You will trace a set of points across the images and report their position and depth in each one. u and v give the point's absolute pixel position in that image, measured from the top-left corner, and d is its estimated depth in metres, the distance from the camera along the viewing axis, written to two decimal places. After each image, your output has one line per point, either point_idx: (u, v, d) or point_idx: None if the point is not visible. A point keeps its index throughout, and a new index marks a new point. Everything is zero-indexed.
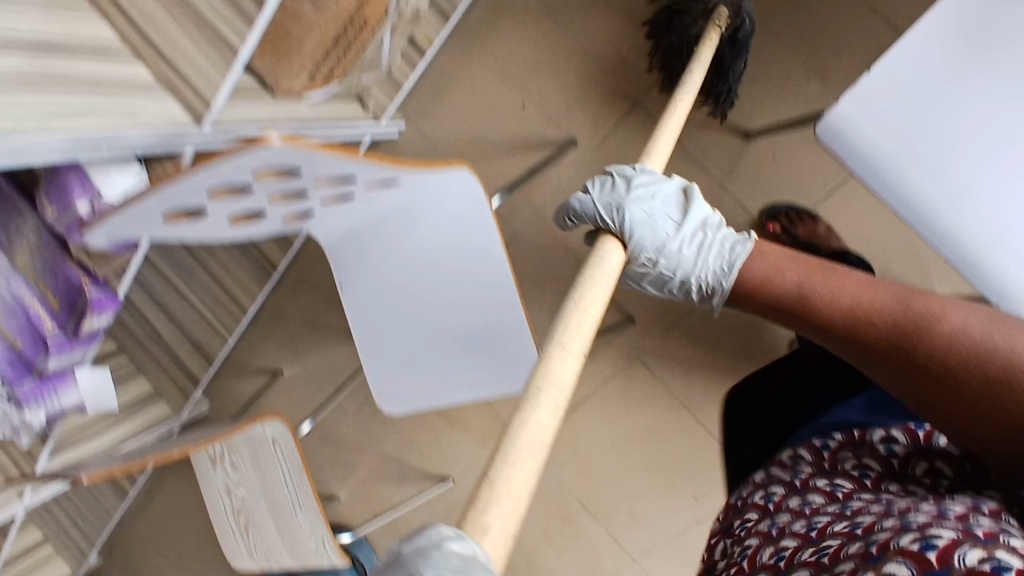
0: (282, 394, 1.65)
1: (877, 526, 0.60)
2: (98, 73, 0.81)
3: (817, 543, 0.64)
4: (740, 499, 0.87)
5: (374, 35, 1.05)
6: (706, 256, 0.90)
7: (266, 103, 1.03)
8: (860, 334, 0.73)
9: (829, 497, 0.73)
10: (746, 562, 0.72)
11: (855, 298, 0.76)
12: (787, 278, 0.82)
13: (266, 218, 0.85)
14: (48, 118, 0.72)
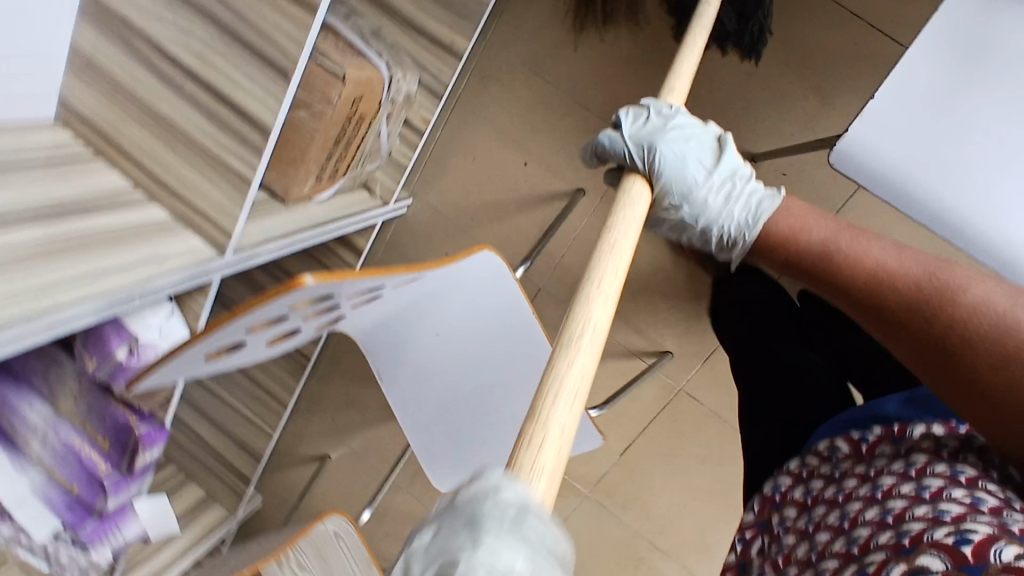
0: (332, 478, 1.64)
1: (910, 515, 0.63)
2: (118, 226, 0.83)
3: (851, 537, 0.67)
4: (773, 491, 0.86)
5: (371, 127, 1.07)
6: (732, 205, 0.81)
7: (278, 213, 1.04)
8: (882, 294, 0.74)
9: (861, 479, 0.74)
10: (783, 558, 0.74)
11: (881, 263, 0.76)
12: (810, 235, 0.80)
13: (300, 332, 0.85)
14: (80, 284, 0.74)
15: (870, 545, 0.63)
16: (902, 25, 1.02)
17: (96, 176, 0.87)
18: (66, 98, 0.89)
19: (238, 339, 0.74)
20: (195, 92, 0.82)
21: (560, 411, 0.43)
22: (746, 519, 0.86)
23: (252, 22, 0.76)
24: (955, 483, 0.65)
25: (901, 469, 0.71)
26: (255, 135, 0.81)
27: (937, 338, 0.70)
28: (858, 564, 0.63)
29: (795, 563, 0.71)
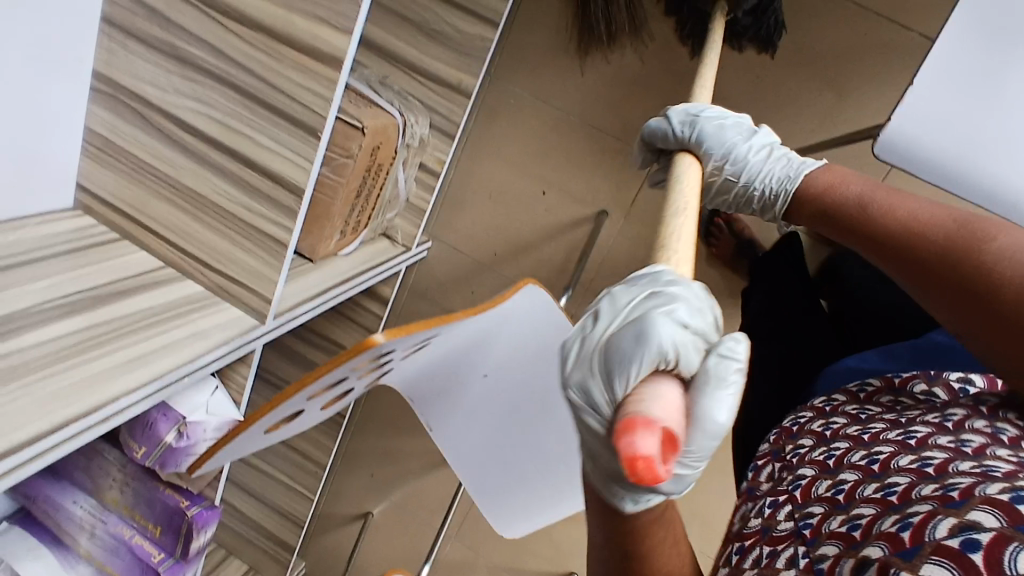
0: (375, 536, 1.59)
1: (954, 469, 0.49)
2: (156, 305, 0.81)
3: (882, 479, 0.53)
4: (793, 423, 0.72)
5: (390, 174, 1.07)
6: (774, 164, 0.75)
7: (311, 273, 1.03)
8: (918, 241, 0.61)
9: (891, 424, 0.61)
10: (799, 491, 0.58)
11: (928, 209, 0.63)
12: (849, 188, 0.70)
13: (354, 390, 0.82)
14: (127, 369, 0.71)
15: (909, 491, 0.49)
16: (910, 11, 1.01)
17: (126, 257, 0.85)
18: (85, 182, 0.87)
19: (300, 409, 0.73)
20: (220, 160, 0.80)
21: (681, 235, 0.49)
22: (761, 450, 0.72)
23: (275, 84, 0.74)
24: (999, 443, 0.53)
25: (937, 421, 0.59)
26: (288, 197, 0.78)
27: (969, 283, 0.56)
28: (893, 511, 0.48)
29: (811, 498, 0.56)
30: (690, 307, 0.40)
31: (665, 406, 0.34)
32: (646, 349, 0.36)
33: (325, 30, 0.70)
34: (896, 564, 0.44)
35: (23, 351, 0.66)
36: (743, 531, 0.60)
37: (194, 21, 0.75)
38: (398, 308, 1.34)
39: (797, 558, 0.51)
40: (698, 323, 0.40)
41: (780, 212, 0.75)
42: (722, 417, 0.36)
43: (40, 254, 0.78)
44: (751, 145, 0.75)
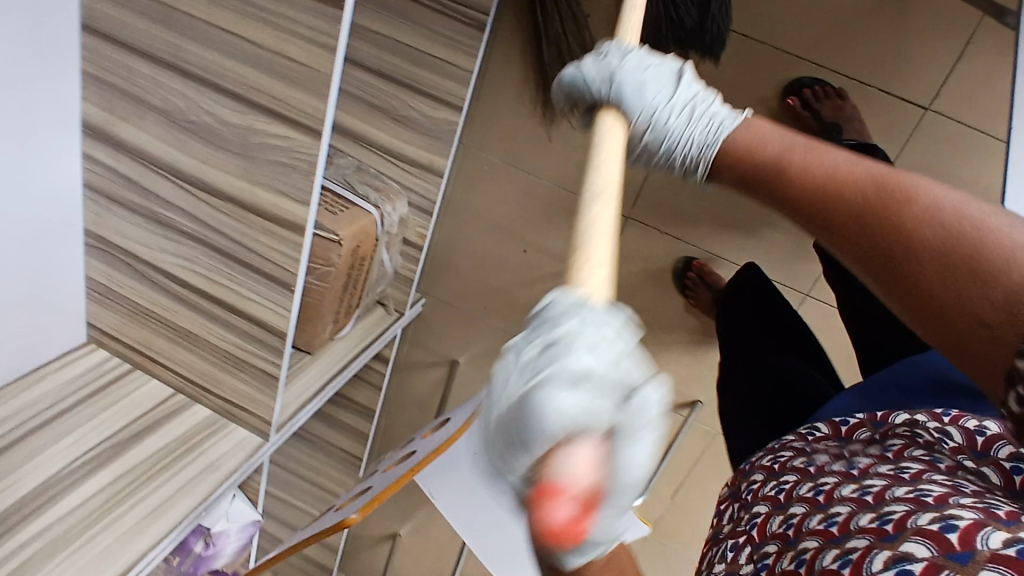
0: (406, 555, 1.68)
1: (891, 495, 0.49)
2: (170, 441, 0.90)
3: (827, 510, 0.52)
4: (749, 462, 0.72)
5: (373, 260, 1.12)
6: (694, 120, 0.61)
7: (310, 365, 1.11)
8: (813, 206, 0.51)
9: (834, 458, 0.61)
10: (756, 530, 0.59)
11: (836, 166, 0.51)
12: (766, 148, 0.57)
13: (411, 449, 0.87)
14: (153, 517, 0.81)
15: (849, 520, 0.49)
16: (866, 63, 1.00)
17: (139, 390, 0.94)
18: (93, 319, 0.95)
19: (369, 485, 0.80)
20: (208, 305, 0.87)
21: (599, 222, 0.40)
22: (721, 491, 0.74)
23: (249, 246, 0.81)
24: (936, 469, 0.52)
25: (907, 433, 0.59)
26: (273, 337, 0.86)
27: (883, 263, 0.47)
28: (832, 545, 0.48)
29: (767, 537, 0.56)
30: (589, 345, 0.34)
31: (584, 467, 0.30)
32: (541, 427, 0.30)
33: (285, 202, 0.76)
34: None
35: (62, 518, 0.76)
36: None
37: (168, 191, 0.81)
38: (401, 358, 1.41)
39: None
40: (604, 369, 0.33)
41: (701, 176, 0.62)
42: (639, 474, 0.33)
43: (62, 406, 0.86)
44: (668, 101, 0.61)
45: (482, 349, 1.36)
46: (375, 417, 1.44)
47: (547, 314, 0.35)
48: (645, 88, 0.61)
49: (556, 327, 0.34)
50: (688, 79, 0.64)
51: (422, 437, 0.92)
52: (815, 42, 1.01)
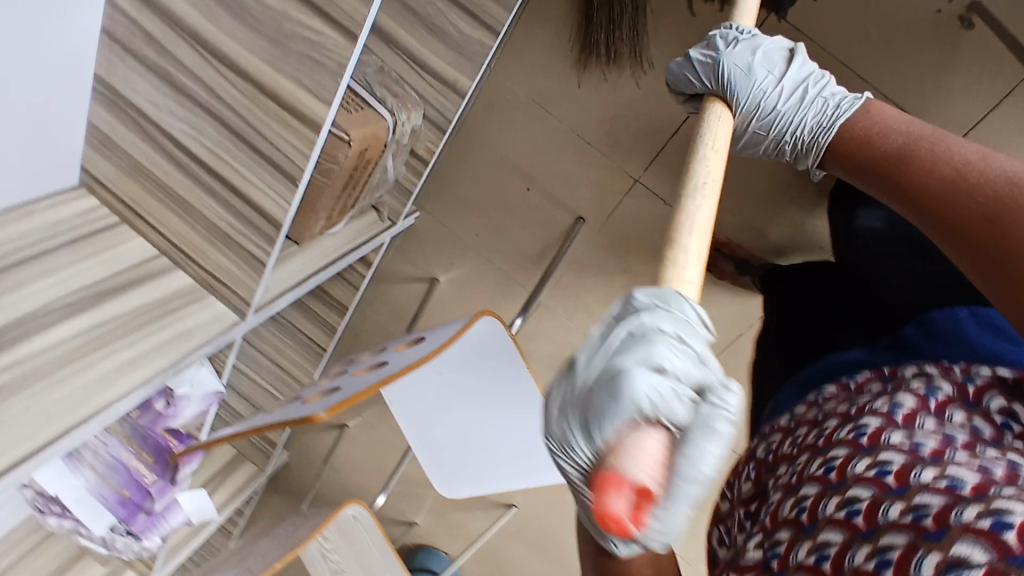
0: (351, 444, 1.76)
1: (916, 479, 0.49)
2: (147, 302, 0.93)
3: (843, 493, 0.52)
4: (767, 450, 0.69)
5: (378, 165, 1.12)
6: (806, 110, 0.73)
7: (295, 257, 1.11)
8: (950, 205, 0.57)
9: (841, 420, 0.61)
10: (771, 520, 0.58)
11: (974, 165, 0.57)
12: (888, 140, 0.64)
13: (384, 360, 0.89)
14: (125, 371, 0.84)
15: (874, 513, 0.49)
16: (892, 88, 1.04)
17: (124, 246, 0.95)
18: (88, 166, 0.93)
19: (339, 385, 0.82)
20: (209, 180, 0.88)
21: (699, 217, 0.50)
22: (742, 489, 0.69)
23: (261, 130, 0.81)
24: (955, 448, 0.51)
25: (921, 393, 0.58)
26: (270, 225, 0.89)
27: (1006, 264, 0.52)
28: (859, 540, 0.48)
29: (780, 523, 0.56)
30: (670, 342, 0.43)
31: (643, 462, 0.37)
32: (623, 401, 0.40)
33: (307, 97, 0.77)
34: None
35: (35, 356, 0.78)
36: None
37: (188, 56, 0.79)
38: (384, 265, 1.43)
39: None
40: (681, 364, 0.43)
41: (813, 162, 0.74)
42: (705, 464, 0.41)
43: (47, 248, 0.86)
44: (780, 88, 0.73)
45: (466, 272, 1.38)
46: (346, 315, 1.45)
47: (639, 310, 0.45)
48: (753, 76, 0.72)
49: (655, 318, 0.44)
50: (795, 70, 0.75)
51: (394, 348, 0.95)
52: (854, 57, 1.05)
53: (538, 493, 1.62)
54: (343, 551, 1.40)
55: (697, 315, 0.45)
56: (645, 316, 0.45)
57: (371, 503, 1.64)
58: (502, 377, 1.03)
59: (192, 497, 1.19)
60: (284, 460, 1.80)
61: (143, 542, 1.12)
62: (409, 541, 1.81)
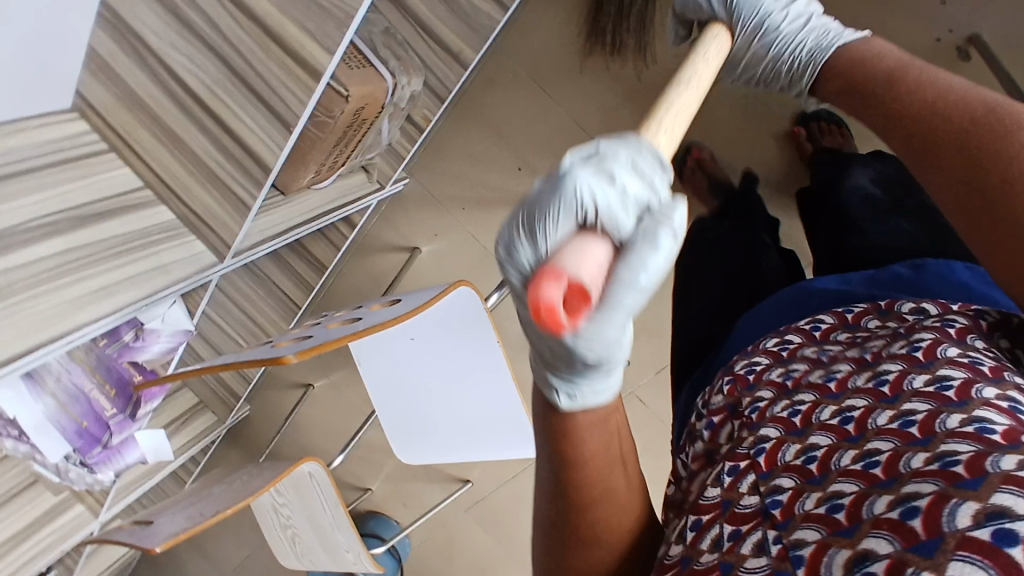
0: (314, 404, 1.76)
1: (942, 427, 0.43)
2: (126, 233, 0.93)
3: (860, 446, 0.47)
4: (745, 368, 0.65)
5: (373, 126, 1.12)
6: (807, 35, 0.71)
7: (280, 207, 1.11)
8: (930, 124, 0.54)
9: (858, 365, 0.54)
10: (763, 459, 0.53)
11: (959, 91, 0.55)
12: (880, 64, 0.63)
13: (359, 317, 0.90)
14: (95, 298, 0.85)
15: (895, 462, 0.43)
16: None
17: (109, 175, 0.93)
18: (83, 91, 0.91)
19: (311, 333, 0.83)
20: (203, 117, 0.88)
21: (684, 98, 0.50)
22: (713, 401, 0.66)
23: (258, 70, 0.81)
24: (981, 377, 0.46)
25: (936, 325, 0.53)
26: (258, 169, 0.89)
27: (970, 186, 0.50)
28: (878, 490, 0.43)
29: (778, 467, 0.51)
30: (626, 164, 0.43)
31: (580, 262, 0.37)
32: (564, 198, 0.41)
33: (308, 42, 0.78)
34: (914, 561, 0.38)
35: (8, 271, 0.78)
36: (662, 562, 0.55)
37: None
38: (367, 229, 1.43)
39: (768, 543, 0.46)
40: (638, 183, 0.43)
41: (805, 85, 0.71)
42: (650, 270, 0.39)
43: (25, 166, 0.83)
44: (785, 12, 0.71)
45: (448, 246, 1.38)
46: (324, 275, 1.45)
47: (599, 139, 0.45)
48: None
49: (610, 143, 0.44)
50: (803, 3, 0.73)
51: (370, 308, 0.95)
52: None
53: (495, 470, 1.65)
54: (294, 505, 1.42)
55: (649, 152, 0.45)
56: (600, 142, 0.45)
57: (328, 463, 1.65)
58: (476, 345, 1.04)
59: (149, 436, 1.24)
60: (246, 414, 1.79)
61: (96, 475, 1.15)
62: (363, 507, 1.80)
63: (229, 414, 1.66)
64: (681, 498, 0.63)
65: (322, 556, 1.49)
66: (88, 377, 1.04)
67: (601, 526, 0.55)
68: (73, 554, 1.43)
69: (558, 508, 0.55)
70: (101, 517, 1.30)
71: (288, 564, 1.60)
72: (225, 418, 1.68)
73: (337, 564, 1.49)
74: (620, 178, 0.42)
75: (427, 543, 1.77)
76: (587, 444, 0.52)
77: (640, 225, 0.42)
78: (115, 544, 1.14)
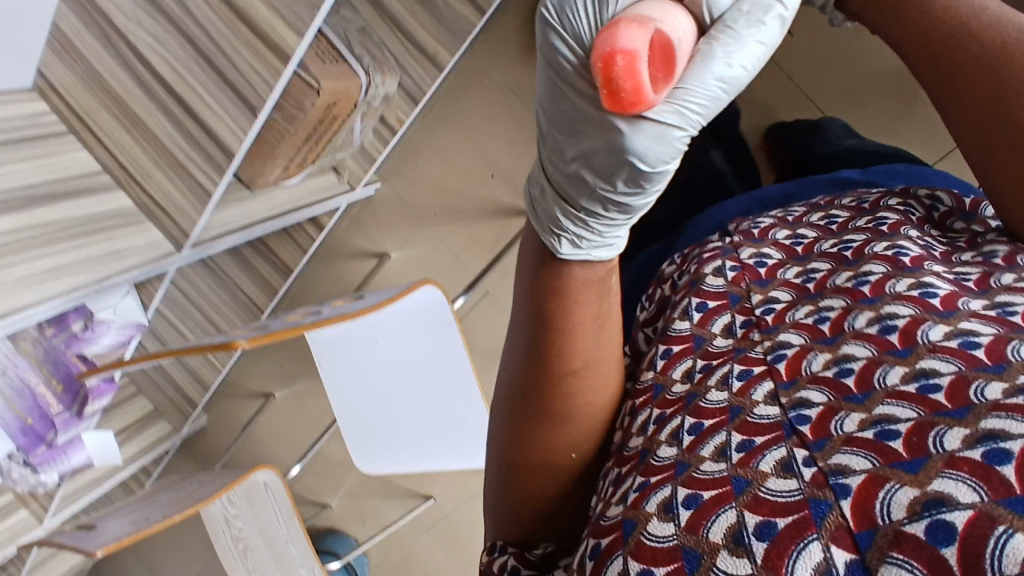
0: (273, 415, 1.71)
1: (1016, 355, 0.40)
2: (81, 217, 0.89)
3: (910, 364, 0.43)
4: (755, 261, 0.60)
5: (345, 125, 1.10)
6: None
7: (245, 201, 1.08)
8: (959, 39, 0.56)
9: (892, 267, 0.50)
10: (783, 366, 0.49)
11: (989, 13, 0.56)
12: None
13: (320, 310, 0.88)
14: (44, 277, 0.82)
15: (963, 389, 0.39)
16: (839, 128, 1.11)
17: (68, 157, 0.90)
18: (45, 71, 0.87)
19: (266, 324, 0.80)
20: (167, 100, 0.85)
21: None
22: (708, 283, 0.60)
23: (225, 54, 0.80)
24: None
25: (979, 258, 0.51)
26: (221, 156, 0.87)
27: (992, 90, 0.53)
28: (945, 420, 0.39)
29: (804, 378, 0.48)
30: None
31: (664, 17, 0.38)
32: None
33: (280, 26, 0.78)
34: (1008, 519, 0.33)
35: None
36: (648, 463, 0.51)
37: None
38: (336, 233, 1.40)
39: (796, 465, 0.43)
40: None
41: None
42: (731, 59, 0.41)
43: None
44: None
45: (418, 253, 1.37)
46: (289, 278, 1.42)
47: None
48: None
49: None
50: None
51: (332, 303, 0.91)
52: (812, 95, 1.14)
53: (456, 489, 1.62)
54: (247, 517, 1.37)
55: None
56: None
57: (285, 476, 1.59)
58: (442, 348, 1.03)
59: (97, 437, 1.19)
60: (201, 424, 1.73)
61: (40, 475, 1.09)
62: (319, 524, 1.75)
63: (184, 423, 1.60)
64: (659, 389, 0.56)
65: None
66: (33, 371, 0.99)
67: (576, 395, 0.56)
68: (16, 560, 1.36)
69: (535, 371, 0.56)
70: (47, 523, 1.23)
71: None
72: (180, 425, 1.62)
73: None
74: None
75: (385, 562, 1.72)
76: (578, 308, 0.53)
77: (733, 8, 0.42)
78: (56, 548, 1.08)
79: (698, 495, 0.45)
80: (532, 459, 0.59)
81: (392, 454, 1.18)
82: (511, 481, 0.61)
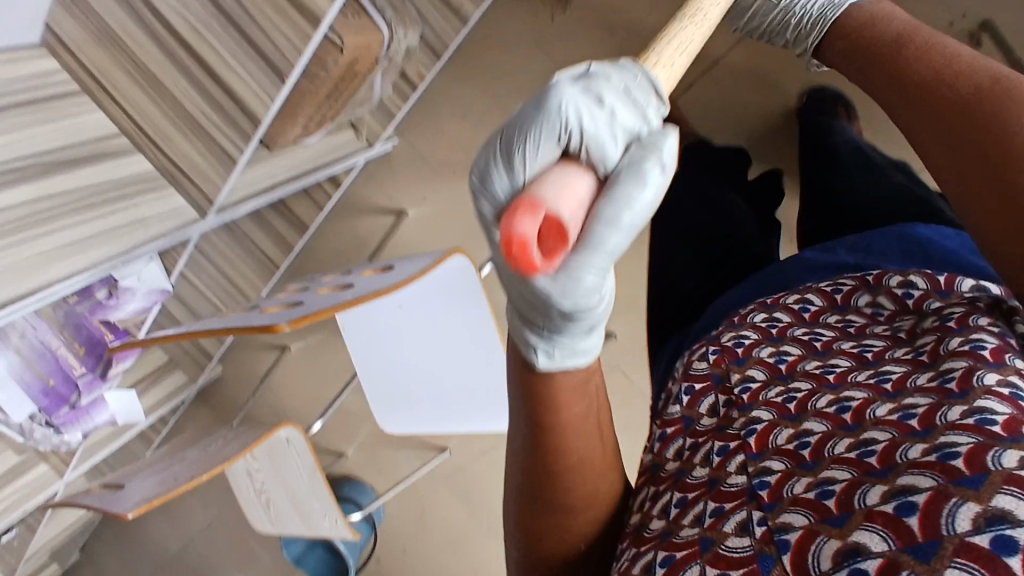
0: (290, 367, 1.72)
1: (942, 419, 0.42)
2: (101, 183, 0.87)
3: (857, 436, 0.45)
4: (734, 341, 0.61)
5: (366, 80, 1.05)
6: None
7: (265, 162, 1.04)
8: (932, 86, 0.57)
9: (858, 364, 0.52)
10: (753, 440, 0.51)
11: (965, 59, 0.56)
12: (889, 23, 0.67)
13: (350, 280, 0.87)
14: (63, 253, 0.81)
15: (891, 452, 0.42)
16: None
17: (82, 118, 0.86)
18: (54, 26, 0.82)
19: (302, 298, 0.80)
20: (185, 60, 0.81)
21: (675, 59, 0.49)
22: (695, 368, 0.61)
23: (252, 15, 0.76)
24: (982, 363, 0.43)
25: (936, 325, 0.50)
26: (245, 121, 0.83)
27: (962, 126, 0.53)
28: (871, 479, 0.42)
29: (769, 450, 0.49)
30: (619, 89, 0.41)
31: (564, 196, 0.37)
32: (550, 115, 0.39)
33: None
34: (909, 564, 0.37)
35: None
36: (641, 534, 0.55)
37: None
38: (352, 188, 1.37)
39: (751, 524, 0.46)
40: (629, 113, 0.41)
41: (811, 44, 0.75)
42: (631, 211, 0.39)
43: None
44: None
45: (436, 210, 1.34)
46: (307, 233, 1.38)
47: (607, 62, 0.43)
48: None
49: (604, 67, 0.42)
50: None
51: (362, 273, 0.91)
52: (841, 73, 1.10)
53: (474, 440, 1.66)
54: (269, 471, 1.39)
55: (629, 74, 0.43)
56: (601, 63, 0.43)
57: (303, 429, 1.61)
58: (469, 316, 1.02)
59: (119, 397, 1.19)
60: (217, 373, 1.74)
61: (63, 435, 1.10)
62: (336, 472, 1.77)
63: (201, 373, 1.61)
64: (656, 468, 0.60)
65: (297, 522, 1.46)
66: (54, 334, 1.00)
67: (575, 490, 0.55)
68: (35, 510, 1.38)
69: (535, 469, 0.55)
70: (66, 477, 1.25)
71: (261, 529, 1.57)
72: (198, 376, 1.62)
73: (311, 531, 1.47)
74: (607, 104, 0.40)
75: (400, 512, 1.74)
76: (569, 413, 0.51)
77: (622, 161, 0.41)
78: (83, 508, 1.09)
79: (671, 555, 0.49)
80: (546, 546, 0.58)
81: (413, 417, 1.19)
82: (534, 565, 0.60)
